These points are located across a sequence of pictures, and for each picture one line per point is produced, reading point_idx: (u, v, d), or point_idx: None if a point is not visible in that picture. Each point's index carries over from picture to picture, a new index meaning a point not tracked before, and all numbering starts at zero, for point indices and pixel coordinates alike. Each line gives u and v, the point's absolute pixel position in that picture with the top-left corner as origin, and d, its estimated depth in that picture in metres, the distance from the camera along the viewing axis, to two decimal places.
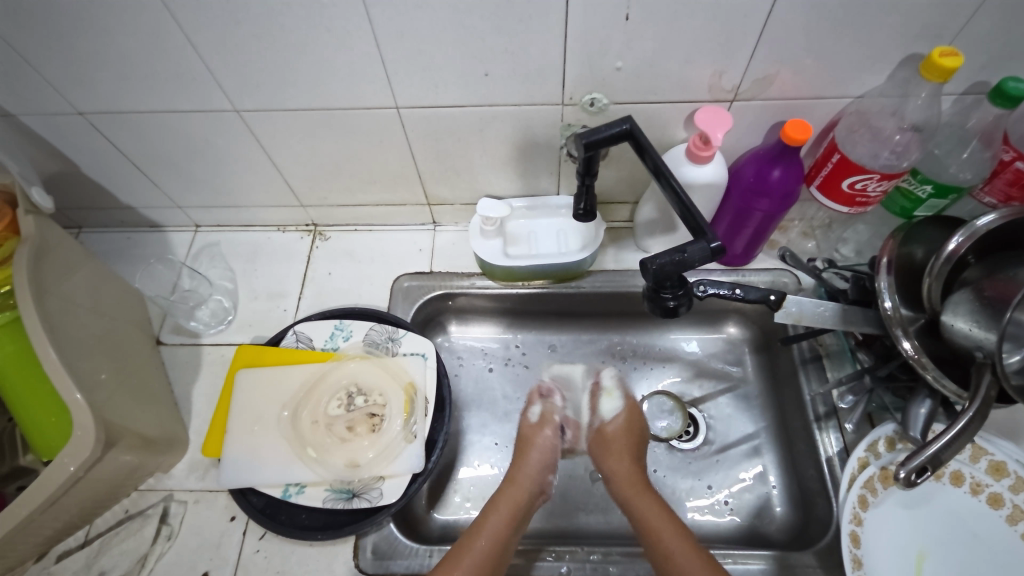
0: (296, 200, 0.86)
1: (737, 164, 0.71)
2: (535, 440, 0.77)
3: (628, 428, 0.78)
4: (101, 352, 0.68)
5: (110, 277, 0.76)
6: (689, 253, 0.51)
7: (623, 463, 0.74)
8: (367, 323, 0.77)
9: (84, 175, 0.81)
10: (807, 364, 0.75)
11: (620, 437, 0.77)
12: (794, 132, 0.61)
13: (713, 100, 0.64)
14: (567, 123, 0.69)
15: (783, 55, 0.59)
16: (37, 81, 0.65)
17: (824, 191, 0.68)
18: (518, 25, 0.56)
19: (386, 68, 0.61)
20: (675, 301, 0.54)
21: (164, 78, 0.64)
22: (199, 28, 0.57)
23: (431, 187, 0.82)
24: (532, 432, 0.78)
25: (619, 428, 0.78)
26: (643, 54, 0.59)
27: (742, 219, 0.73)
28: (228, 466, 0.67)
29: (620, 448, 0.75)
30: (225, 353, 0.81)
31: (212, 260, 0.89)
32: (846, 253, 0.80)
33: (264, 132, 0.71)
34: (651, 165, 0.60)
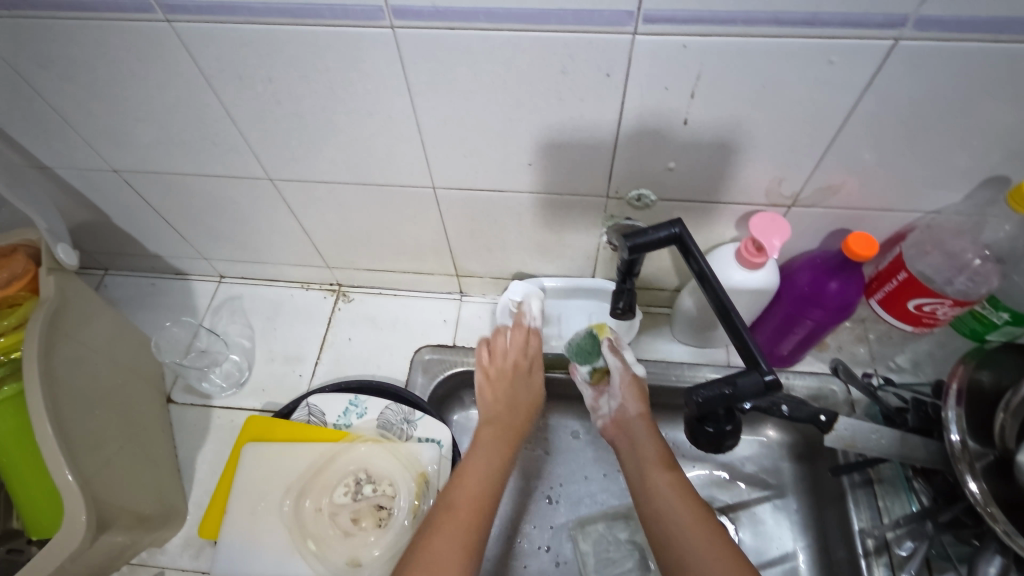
0: (322, 261, 0.83)
1: (789, 267, 0.67)
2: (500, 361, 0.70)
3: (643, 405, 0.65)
4: (108, 414, 0.65)
5: (126, 329, 0.74)
6: (740, 387, 0.46)
7: (633, 428, 0.63)
8: (383, 401, 0.73)
9: (115, 224, 0.80)
10: (855, 489, 0.68)
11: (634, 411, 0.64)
12: (857, 246, 0.57)
13: (770, 204, 0.60)
14: (609, 214, 0.66)
15: (852, 166, 0.55)
16: (75, 139, 0.64)
17: (886, 307, 0.63)
18: (568, 122, 0.53)
19: (426, 151, 0.59)
20: (719, 435, 0.49)
21: (201, 145, 0.63)
22: (241, 103, 0.56)
23: (462, 260, 0.79)
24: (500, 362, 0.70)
25: (635, 404, 0.64)
26: (698, 156, 0.55)
27: (791, 326, 0.68)
28: (225, 554, 0.64)
29: (634, 417, 0.64)
30: (235, 419, 0.78)
31: (233, 315, 0.87)
32: (902, 363, 0.74)
33: (296, 199, 0.70)
34: (696, 269, 0.54)
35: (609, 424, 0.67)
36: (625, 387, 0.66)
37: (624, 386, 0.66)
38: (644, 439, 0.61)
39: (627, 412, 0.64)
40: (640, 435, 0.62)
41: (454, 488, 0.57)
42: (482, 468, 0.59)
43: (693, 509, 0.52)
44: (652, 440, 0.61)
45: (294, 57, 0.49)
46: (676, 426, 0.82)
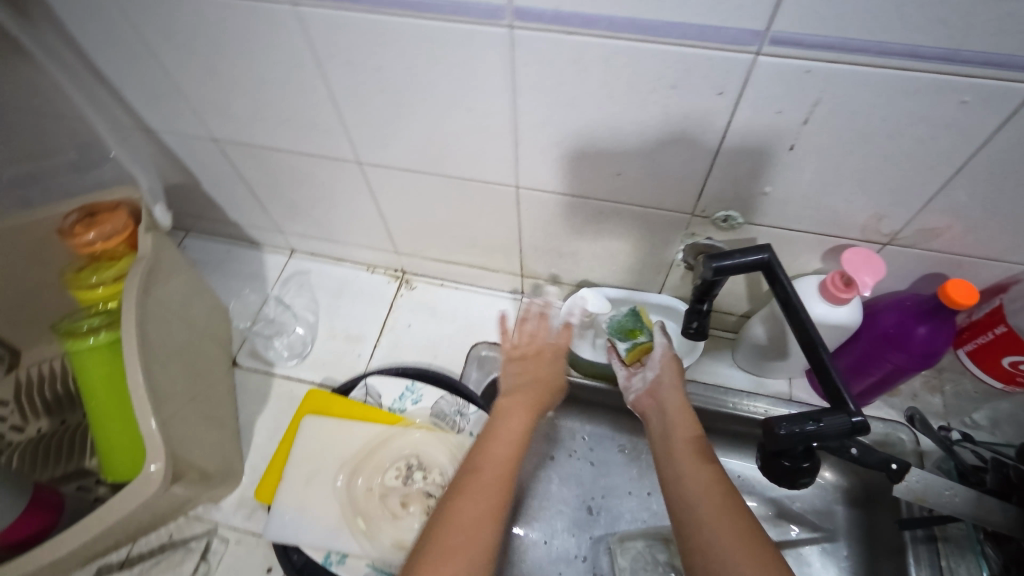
0: (392, 247, 0.85)
1: (872, 307, 0.64)
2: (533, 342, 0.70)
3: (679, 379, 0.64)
4: (181, 376, 0.68)
5: (202, 295, 0.77)
6: (824, 426, 0.45)
7: (667, 401, 0.62)
8: (439, 390, 0.75)
9: (203, 190, 0.83)
10: (917, 545, 0.65)
11: (668, 383, 0.64)
12: (955, 292, 0.54)
13: (863, 240, 0.58)
14: (690, 232, 0.65)
15: (962, 210, 0.52)
16: (182, 107, 0.68)
17: (977, 359, 0.62)
18: (668, 136, 0.52)
19: (517, 151, 0.59)
20: (794, 472, 0.48)
21: (300, 124, 0.65)
22: (346, 88, 0.57)
23: (529, 261, 0.79)
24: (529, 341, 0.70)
25: (671, 375, 0.64)
26: (797, 184, 0.54)
27: (866, 367, 0.65)
28: (275, 520, 0.66)
29: (667, 389, 0.63)
30: (294, 389, 0.80)
31: (300, 289, 0.90)
32: (979, 420, 0.70)
33: (380, 184, 0.71)
34: (781, 296, 0.54)
35: (642, 396, 0.65)
36: (662, 359, 0.66)
37: (663, 360, 0.66)
38: (676, 410, 0.60)
39: (661, 383, 0.64)
40: (672, 408, 0.61)
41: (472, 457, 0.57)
42: (512, 434, 0.60)
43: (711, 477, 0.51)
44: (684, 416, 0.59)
45: (406, 48, 0.50)
46: (726, 453, 0.81)
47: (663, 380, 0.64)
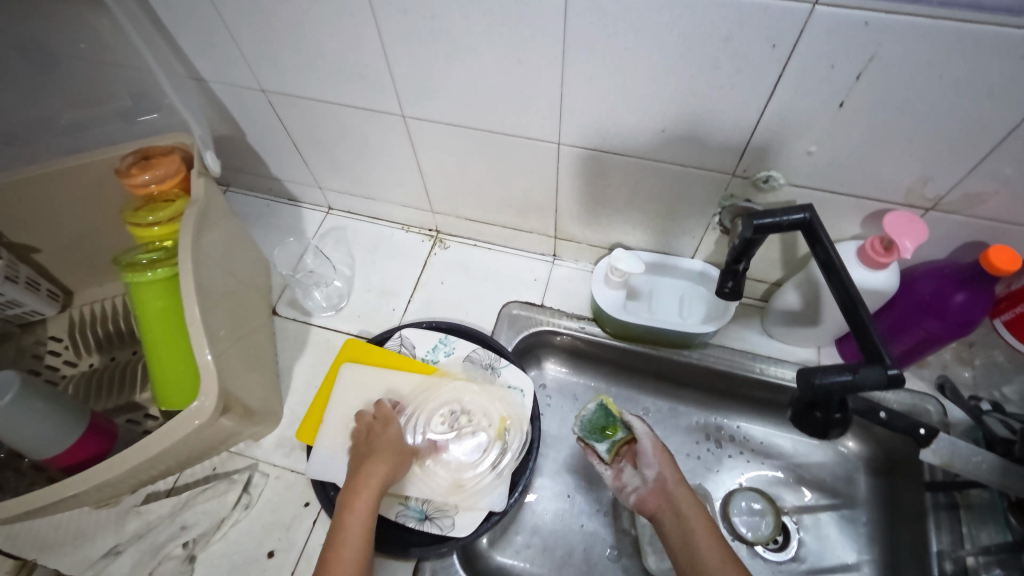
0: (427, 205, 0.87)
1: (911, 275, 0.64)
2: (376, 437, 0.66)
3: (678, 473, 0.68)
4: (225, 319, 0.70)
5: (242, 243, 0.79)
6: (861, 377, 0.45)
7: (679, 494, 0.65)
8: (471, 344, 0.77)
9: (248, 143, 0.86)
10: (939, 510, 0.66)
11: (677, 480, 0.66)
12: (997, 259, 0.54)
13: (906, 204, 0.58)
14: (729, 194, 0.65)
15: (1011, 175, 0.52)
16: (234, 56, 0.69)
17: (1013, 329, 0.60)
18: (716, 91, 0.53)
19: (562, 106, 0.60)
20: (827, 424, 0.48)
21: (348, 76, 0.66)
22: (396, 38, 0.58)
23: (563, 222, 0.80)
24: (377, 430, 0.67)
25: (669, 469, 0.67)
26: (843, 145, 0.54)
27: (900, 333, 0.66)
28: (314, 458, 0.69)
29: (673, 485, 0.66)
30: (331, 339, 0.83)
31: (337, 244, 0.92)
32: (1008, 394, 0.70)
33: (422, 139, 0.73)
34: (822, 258, 0.54)
35: (647, 496, 0.67)
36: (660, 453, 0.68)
37: (660, 455, 0.68)
38: (691, 510, 0.63)
39: (665, 478, 0.66)
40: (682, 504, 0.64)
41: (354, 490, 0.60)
42: (365, 510, 0.58)
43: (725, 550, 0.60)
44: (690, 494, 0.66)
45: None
46: (749, 419, 0.83)
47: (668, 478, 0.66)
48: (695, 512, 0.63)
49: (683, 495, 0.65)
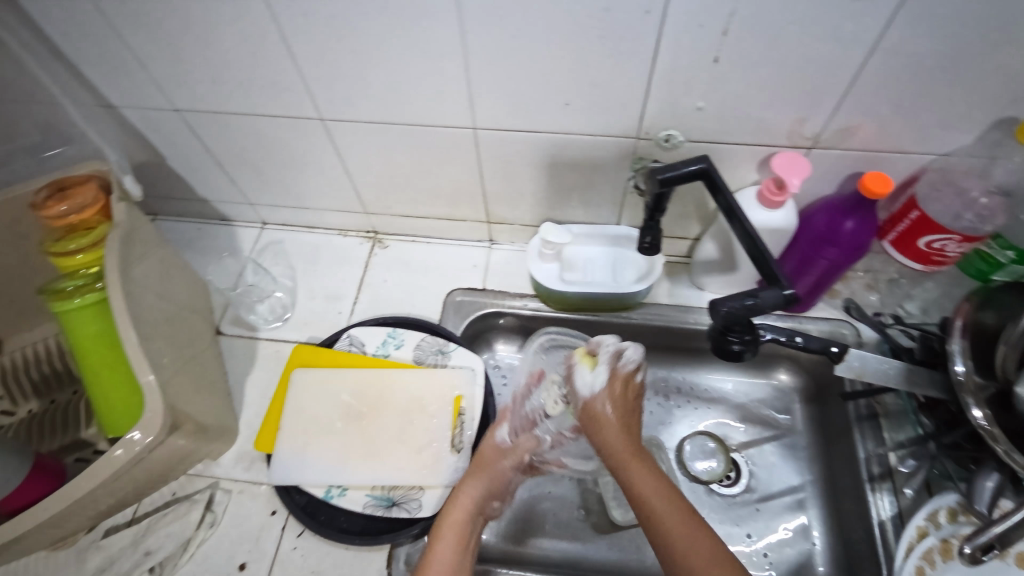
0: (360, 206, 0.88)
1: (807, 211, 0.71)
2: (490, 458, 0.66)
3: (623, 398, 0.66)
4: (165, 339, 0.70)
5: (176, 265, 0.79)
6: (762, 299, 0.52)
7: (612, 427, 0.63)
8: (419, 334, 0.79)
9: (170, 167, 0.85)
10: (862, 421, 0.73)
11: (614, 411, 0.64)
12: (872, 184, 0.60)
13: (791, 145, 0.64)
14: (638, 157, 0.70)
15: (870, 108, 0.59)
16: (142, 78, 0.69)
17: (898, 247, 0.68)
18: (607, 60, 0.57)
19: (470, 91, 0.63)
20: (740, 347, 0.55)
21: (260, 85, 0.67)
22: (302, 42, 0.60)
23: (493, 206, 0.83)
24: (490, 452, 0.67)
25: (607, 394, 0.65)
26: (726, 97, 0.59)
27: (806, 266, 0.72)
28: (279, 465, 0.69)
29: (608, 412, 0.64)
30: (279, 350, 0.83)
31: (275, 257, 0.92)
32: (910, 309, 0.78)
33: (343, 140, 0.75)
34: (724, 205, 0.60)
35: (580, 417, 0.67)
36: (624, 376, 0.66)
37: (614, 381, 0.66)
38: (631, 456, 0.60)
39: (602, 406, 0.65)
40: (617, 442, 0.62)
41: (451, 521, 0.61)
42: (450, 549, 0.59)
43: (662, 488, 0.57)
44: (627, 422, 0.64)
45: None
46: (691, 369, 0.88)
47: (600, 404, 0.65)
48: (625, 449, 0.61)
49: (615, 436, 0.62)
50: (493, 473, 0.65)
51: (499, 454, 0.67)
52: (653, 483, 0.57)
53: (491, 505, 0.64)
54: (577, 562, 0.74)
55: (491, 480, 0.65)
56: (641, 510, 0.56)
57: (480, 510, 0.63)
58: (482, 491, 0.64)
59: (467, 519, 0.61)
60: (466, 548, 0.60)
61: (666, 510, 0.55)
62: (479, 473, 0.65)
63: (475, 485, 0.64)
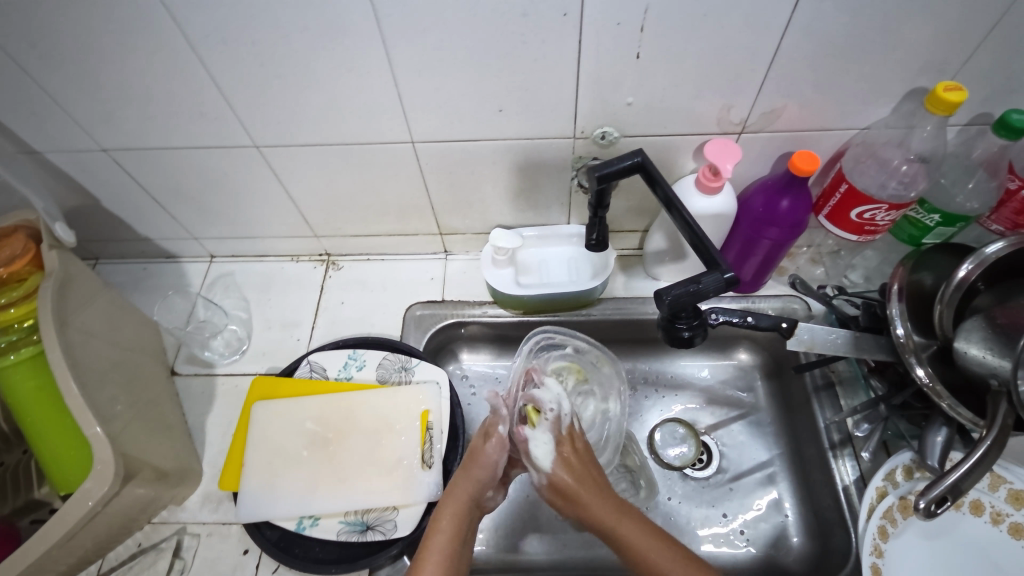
0: (310, 230, 0.87)
1: (745, 194, 0.72)
2: (480, 452, 0.63)
3: (577, 459, 0.61)
4: (118, 386, 0.68)
5: (127, 308, 0.76)
6: (704, 284, 0.54)
7: (584, 491, 0.59)
8: (380, 352, 0.78)
9: (105, 208, 0.83)
10: (819, 392, 0.76)
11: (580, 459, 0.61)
12: (801, 163, 0.62)
13: (721, 132, 0.66)
14: (578, 156, 0.71)
15: (789, 90, 0.61)
16: (63, 120, 0.67)
17: (833, 220, 0.70)
18: (533, 65, 0.58)
19: (403, 106, 0.63)
20: (689, 332, 0.57)
21: (188, 116, 0.66)
22: (226, 70, 0.60)
23: (443, 217, 0.83)
24: (479, 446, 0.64)
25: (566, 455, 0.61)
26: (653, 91, 0.61)
27: (751, 248, 0.74)
28: (246, 502, 0.68)
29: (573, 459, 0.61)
30: (239, 384, 0.81)
31: (227, 290, 0.90)
32: (854, 278, 0.81)
33: (282, 166, 0.74)
34: (662, 197, 0.62)
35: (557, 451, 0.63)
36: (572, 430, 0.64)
37: (562, 445, 0.61)
38: (627, 515, 0.57)
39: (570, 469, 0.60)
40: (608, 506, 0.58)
41: (447, 513, 0.59)
42: (440, 553, 0.56)
43: (653, 538, 0.56)
44: (591, 482, 0.59)
45: (276, 16, 0.53)
46: (656, 358, 0.89)
47: (562, 479, 0.59)
48: (610, 509, 0.58)
49: (593, 500, 0.58)
50: (483, 462, 0.63)
51: (486, 442, 0.63)
52: (640, 531, 0.56)
53: (484, 496, 0.63)
54: (560, 563, 0.74)
55: (480, 478, 0.62)
56: (641, 566, 0.55)
57: (472, 500, 0.61)
58: (474, 484, 0.62)
59: (462, 512, 0.60)
60: (461, 541, 0.58)
61: (664, 561, 0.54)
62: (469, 468, 0.63)
63: (467, 479, 0.62)
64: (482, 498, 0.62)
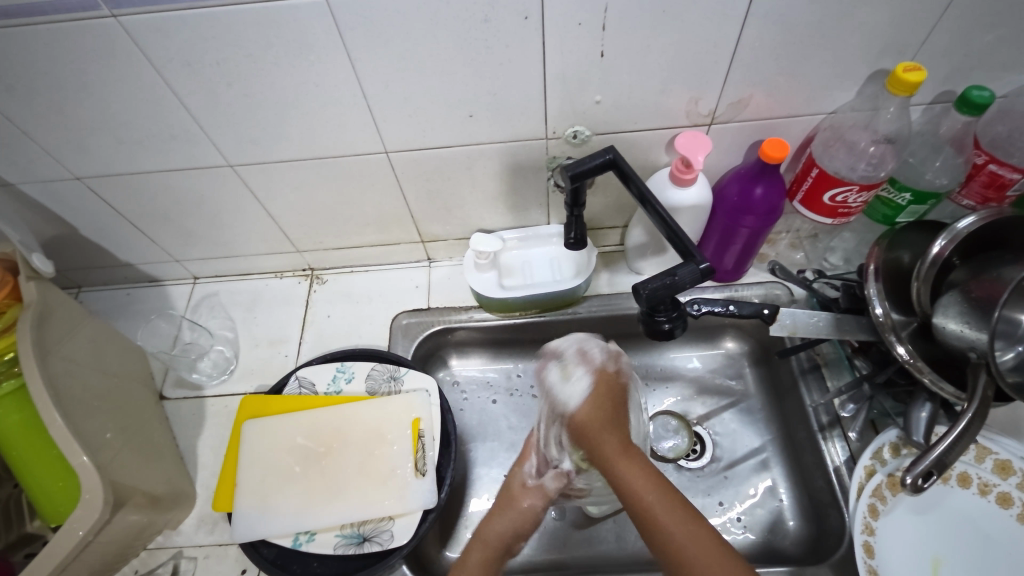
0: (291, 246, 0.87)
1: (721, 183, 0.73)
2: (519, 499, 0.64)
3: (602, 411, 0.60)
4: (105, 412, 0.68)
5: (111, 334, 0.76)
6: (680, 276, 0.55)
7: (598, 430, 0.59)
8: (368, 363, 0.78)
9: (83, 237, 0.82)
10: (806, 374, 0.77)
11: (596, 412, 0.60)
12: (771, 150, 0.63)
13: (691, 125, 0.67)
14: (552, 156, 0.71)
15: (754, 79, 0.62)
16: (35, 151, 0.67)
17: (807, 205, 0.71)
18: (499, 69, 0.58)
19: (374, 116, 0.63)
20: (669, 324, 0.58)
21: (160, 139, 0.66)
22: (193, 92, 0.60)
23: (424, 225, 0.84)
24: (520, 493, 0.65)
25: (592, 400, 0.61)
26: (620, 87, 0.61)
27: (730, 237, 0.74)
28: (239, 521, 0.67)
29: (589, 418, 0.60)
30: (228, 404, 0.81)
31: (212, 310, 0.90)
32: (834, 261, 0.83)
33: (258, 183, 0.74)
34: (636, 193, 0.62)
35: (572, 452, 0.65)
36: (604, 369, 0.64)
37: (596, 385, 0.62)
38: (629, 463, 0.55)
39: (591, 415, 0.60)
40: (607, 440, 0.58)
41: (476, 552, 0.60)
42: None
43: (652, 478, 0.54)
44: (613, 418, 0.60)
45: (238, 35, 0.53)
46: (644, 352, 0.90)
47: (586, 416, 0.60)
48: (616, 446, 0.57)
49: (602, 433, 0.58)
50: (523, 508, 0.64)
51: (528, 492, 0.65)
52: (642, 475, 0.54)
53: (518, 545, 0.63)
54: (560, 563, 0.75)
55: (515, 521, 0.63)
56: (635, 507, 0.53)
57: (506, 545, 0.62)
58: (511, 527, 0.62)
59: (492, 556, 0.60)
60: None
61: (662, 508, 0.52)
62: (508, 509, 0.64)
63: (502, 521, 0.63)
64: (512, 545, 0.62)
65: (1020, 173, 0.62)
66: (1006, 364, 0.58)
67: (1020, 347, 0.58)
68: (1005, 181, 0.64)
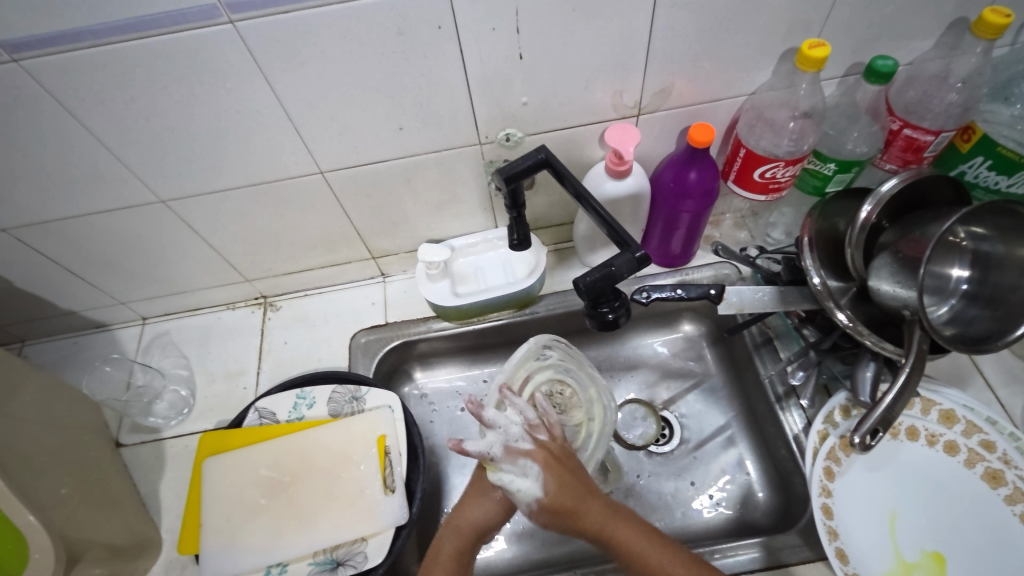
0: (240, 275, 0.85)
1: (656, 171, 0.74)
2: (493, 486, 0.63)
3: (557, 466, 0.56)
4: (58, 466, 0.65)
5: (60, 386, 0.74)
6: (616, 267, 0.56)
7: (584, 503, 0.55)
8: (329, 386, 0.77)
9: (19, 288, 0.79)
10: (760, 348, 0.79)
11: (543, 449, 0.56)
12: (698, 135, 0.64)
13: (620, 117, 0.68)
14: (489, 161, 0.71)
15: (673, 68, 0.63)
16: None
17: (740, 184, 0.73)
18: (421, 80, 0.59)
19: (302, 136, 0.63)
20: (613, 314, 0.59)
21: (85, 181, 0.64)
22: (111, 129, 0.58)
23: (373, 242, 0.83)
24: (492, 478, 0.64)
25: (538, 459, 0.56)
26: (544, 87, 0.62)
27: (673, 223, 0.76)
28: (207, 563, 0.66)
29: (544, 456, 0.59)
30: (189, 443, 0.79)
31: (164, 350, 0.88)
32: (776, 236, 0.85)
33: (196, 217, 0.72)
34: (572, 190, 0.63)
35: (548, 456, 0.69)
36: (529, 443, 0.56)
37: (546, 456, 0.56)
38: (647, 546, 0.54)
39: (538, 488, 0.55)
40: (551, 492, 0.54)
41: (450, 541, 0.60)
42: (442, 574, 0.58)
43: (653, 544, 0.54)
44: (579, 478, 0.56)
45: (148, 69, 0.53)
46: (607, 344, 0.90)
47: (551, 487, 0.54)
48: (606, 515, 0.55)
49: (593, 507, 0.55)
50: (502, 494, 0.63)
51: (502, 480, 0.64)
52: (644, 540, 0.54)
53: (491, 531, 0.63)
54: (538, 561, 0.75)
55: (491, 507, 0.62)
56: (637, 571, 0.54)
57: (479, 532, 0.61)
58: (483, 513, 0.62)
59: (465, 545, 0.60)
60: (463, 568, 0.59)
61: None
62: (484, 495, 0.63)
63: (478, 508, 0.62)
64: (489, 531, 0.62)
65: (932, 136, 0.65)
66: (942, 319, 0.61)
67: (953, 301, 0.61)
68: (920, 144, 0.67)
